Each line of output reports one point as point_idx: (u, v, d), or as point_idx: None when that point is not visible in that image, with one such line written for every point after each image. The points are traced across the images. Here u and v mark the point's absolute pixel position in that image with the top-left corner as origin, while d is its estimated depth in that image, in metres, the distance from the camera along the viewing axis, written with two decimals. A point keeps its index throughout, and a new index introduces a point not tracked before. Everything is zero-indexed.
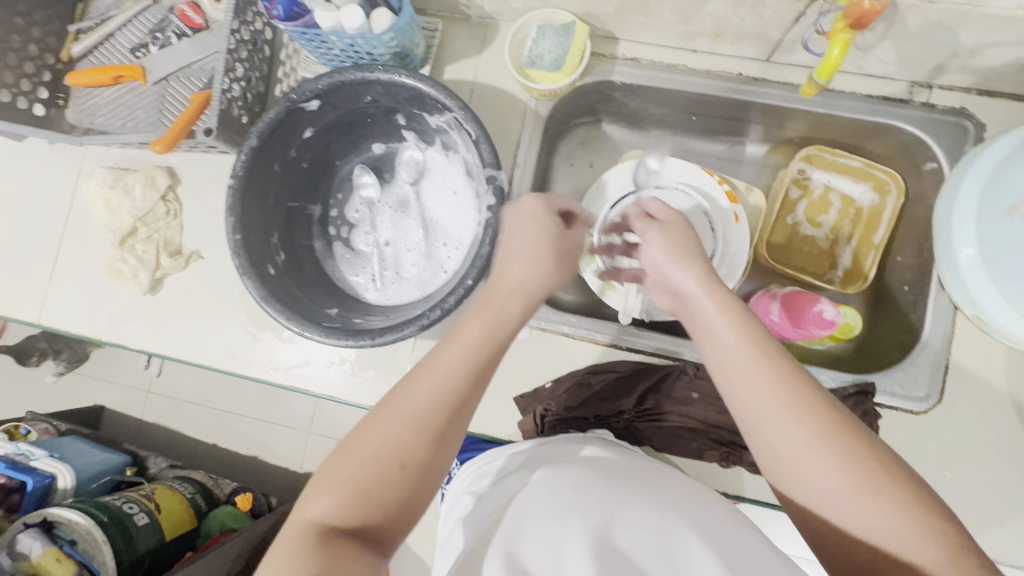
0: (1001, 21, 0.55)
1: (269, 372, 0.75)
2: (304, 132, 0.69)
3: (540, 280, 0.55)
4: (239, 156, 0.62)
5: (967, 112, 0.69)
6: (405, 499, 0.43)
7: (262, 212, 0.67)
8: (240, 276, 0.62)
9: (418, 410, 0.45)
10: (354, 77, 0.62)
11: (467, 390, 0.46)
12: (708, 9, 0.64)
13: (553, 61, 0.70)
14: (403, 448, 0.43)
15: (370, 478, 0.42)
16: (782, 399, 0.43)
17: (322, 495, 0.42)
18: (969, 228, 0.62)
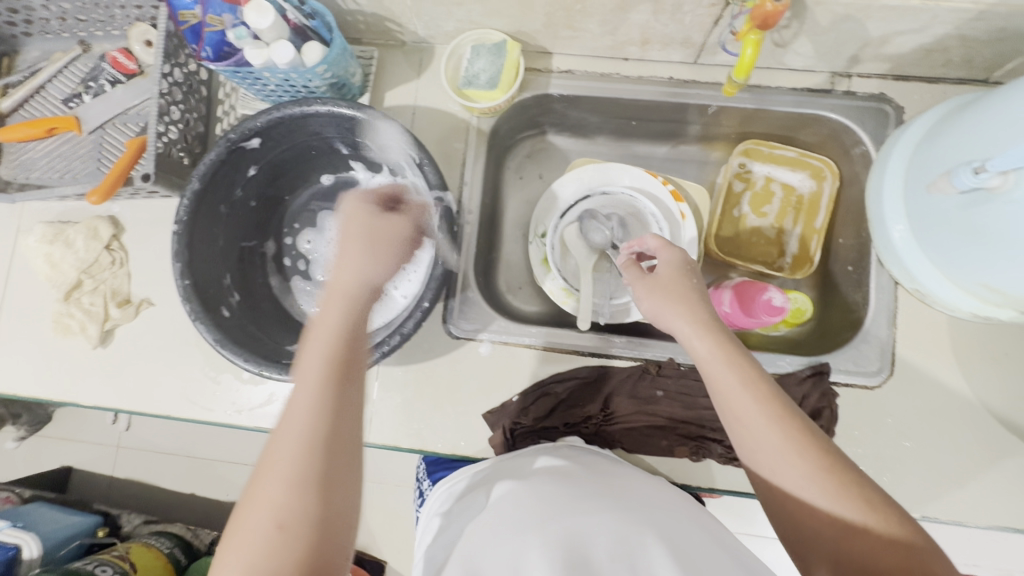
0: (900, 10, 0.59)
1: (232, 415, 0.73)
2: (248, 170, 0.68)
3: (359, 271, 0.52)
4: (182, 202, 0.62)
5: (886, 97, 0.72)
6: (346, 436, 0.45)
7: (211, 255, 0.66)
8: (192, 321, 0.61)
9: (306, 367, 0.47)
10: (293, 112, 0.63)
11: (331, 347, 0.48)
12: (632, 18, 0.66)
13: (490, 79, 0.71)
14: (290, 488, 0.43)
15: (307, 440, 0.44)
16: (776, 437, 0.47)
17: (232, 559, 0.41)
18: (898, 207, 0.66)
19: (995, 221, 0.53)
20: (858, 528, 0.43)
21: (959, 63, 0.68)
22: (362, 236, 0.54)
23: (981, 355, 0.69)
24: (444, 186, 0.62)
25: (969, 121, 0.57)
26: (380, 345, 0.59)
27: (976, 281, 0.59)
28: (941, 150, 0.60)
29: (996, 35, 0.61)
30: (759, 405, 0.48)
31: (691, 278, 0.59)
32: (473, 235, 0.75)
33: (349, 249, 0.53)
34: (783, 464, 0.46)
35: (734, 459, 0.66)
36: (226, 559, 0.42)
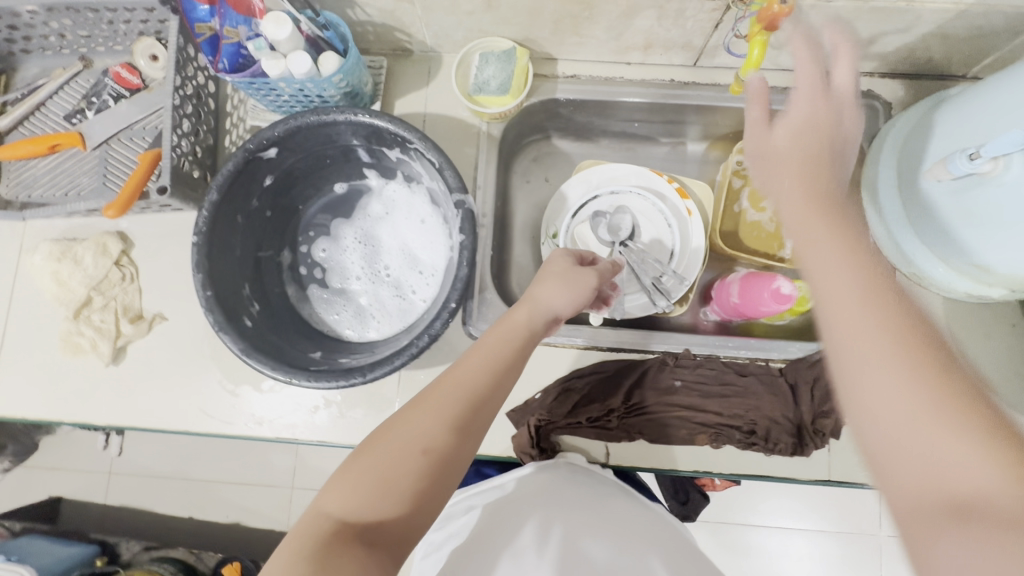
0: (888, 12, 0.63)
1: (252, 426, 0.72)
2: (264, 180, 0.68)
3: (557, 301, 0.57)
4: (200, 213, 0.62)
5: (874, 94, 0.76)
6: (429, 503, 0.45)
7: (229, 265, 0.66)
8: (216, 332, 0.61)
9: (429, 411, 0.48)
10: (310, 121, 0.63)
11: (480, 398, 0.50)
12: (636, 24, 0.69)
13: (501, 85, 0.73)
14: (346, 462, 0.46)
15: (378, 491, 0.44)
16: (859, 306, 0.37)
17: (336, 486, 0.45)
18: (892, 195, 0.69)
19: (987, 203, 0.57)
20: (919, 389, 0.32)
21: (941, 60, 0.72)
22: (562, 279, 0.58)
23: (976, 334, 0.72)
24: (465, 189, 0.63)
25: (956, 112, 0.61)
26: (409, 347, 0.60)
27: (970, 261, 0.64)
28: (931, 140, 0.64)
29: (975, 32, 0.66)
30: (825, 219, 0.42)
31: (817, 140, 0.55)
32: (488, 238, 0.76)
33: (549, 291, 0.57)
34: (866, 315, 0.36)
35: (753, 443, 0.68)
36: (332, 484, 0.46)
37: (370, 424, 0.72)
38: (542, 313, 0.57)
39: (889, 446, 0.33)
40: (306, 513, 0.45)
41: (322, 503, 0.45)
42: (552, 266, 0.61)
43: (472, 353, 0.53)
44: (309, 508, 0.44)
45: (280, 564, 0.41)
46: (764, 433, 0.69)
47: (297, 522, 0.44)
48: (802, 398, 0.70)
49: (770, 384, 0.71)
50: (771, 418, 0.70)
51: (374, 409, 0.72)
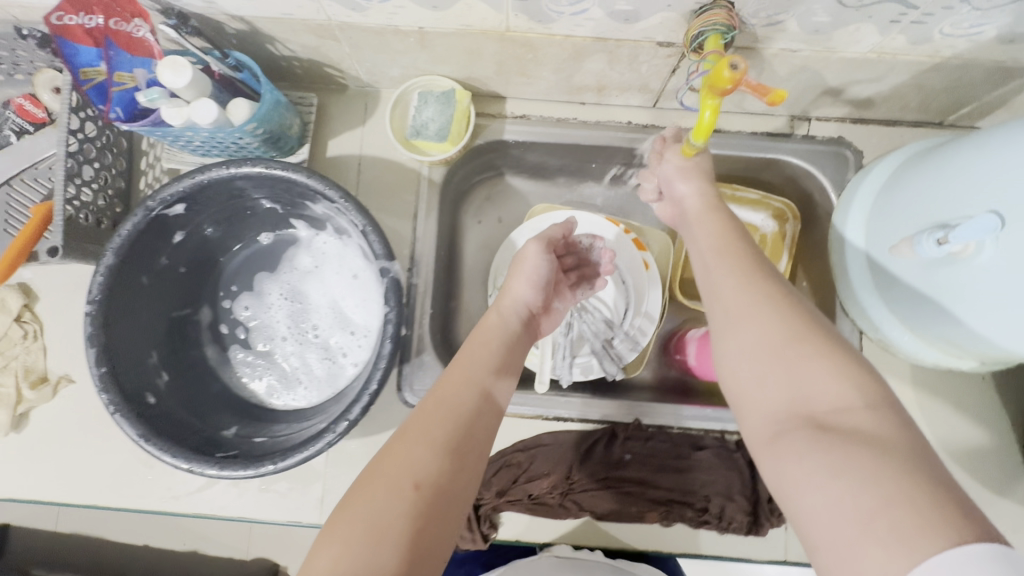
0: (859, 62, 0.57)
1: (168, 501, 0.67)
2: (174, 236, 0.62)
3: (516, 294, 0.59)
4: (95, 279, 0.56)
5: (845, 141, 0.71)
6: (434, 552, 0.38)
7: (134, 333, 0.60)
8: (110, 414, 0.55)
9: (415, 439, 0.43)
10: (219, 175, 0.57)
11: (468, 413, 0.46)
12: (586, 67, 0.62)
13: (439, 130, 0.66)
14: (349, 498, 0.40)
15: (369, 544, 0.36)
16: (767, 339, 0.43)
17: (325, 549, 0.36)
18: (860, 258, 0.65)
19: (952, 283, 0.52)
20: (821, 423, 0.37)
21: (916, 108, 0.67)
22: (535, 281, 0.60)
23: (945, 403, 0.68)
24: (391, 256, 0.57)
25: (924, 177, 0.57)
26: (327, 432, 0.55)
27: (937, 336, 0.59)
28: (900, 206, 0.59)
29: (952, 84, 0.60)
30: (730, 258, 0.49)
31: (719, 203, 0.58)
32: (427, 293, 0.70)
33: (519, 291, 0.60)
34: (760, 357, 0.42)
35: (706, 521, 0.64)
36: (319, 545, 0.37)
37: (296, 498, 0.66)
38: (513, 310, 0.58)
39: (778, 412, 0.40)
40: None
41: (308, 574, 0.36)
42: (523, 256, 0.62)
43: (448, 375, 0.49)
44: None
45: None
46: (718, 511, 0.64)
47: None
48: (759, 474, 0.65)
49: (725, 458, 0.66)
50: (726, 495, 0.65)
51: (301, 483, 0.67)
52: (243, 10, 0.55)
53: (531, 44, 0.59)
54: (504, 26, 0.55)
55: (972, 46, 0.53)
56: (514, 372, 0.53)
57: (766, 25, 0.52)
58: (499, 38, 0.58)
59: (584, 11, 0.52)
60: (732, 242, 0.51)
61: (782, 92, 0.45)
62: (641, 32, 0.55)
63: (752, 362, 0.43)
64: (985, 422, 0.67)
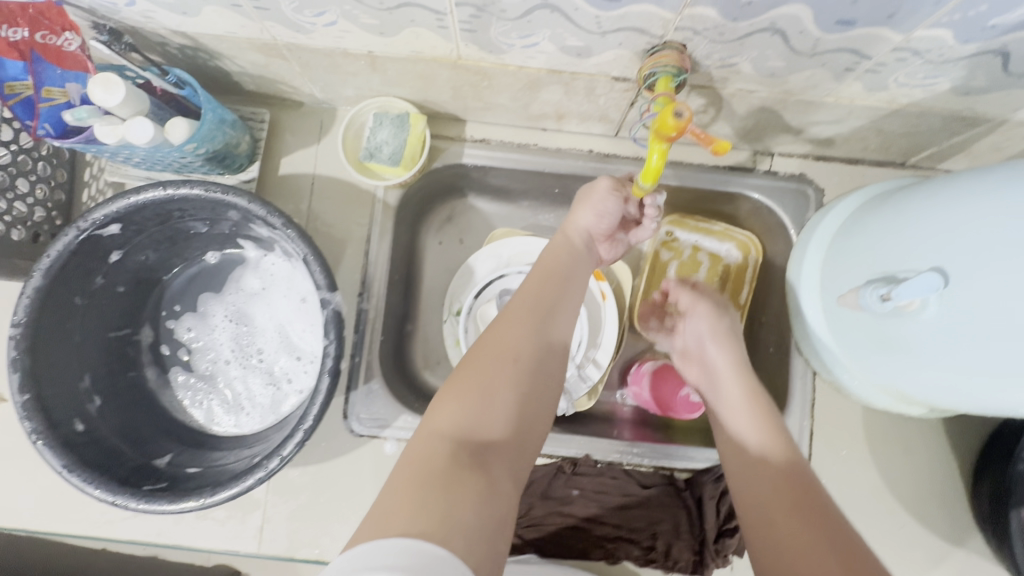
0: (817, 105, 0.57)
1: (99, 527, 0.64)
2: (109, 256, 0.59)
3: (580, 224, 0.62)
4: (21, 301, 0.53)
5: (807, 178, 0.70)
6: (527, 417, 0.46)
7: (64, 357, 0.57)
8: (33, 442, 0.52)
9: (513, 326, 0.50)
10: (156, 196, 0.55)
11: (545, 310, 0.53)
12: (543, 96, 0.61)
13: (392, 154, 0.64)
14: (452, 378, 0.47)
15: (475, 403, 0.44)
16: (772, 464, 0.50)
17: (443, 410, 0.43)
18: (814, 299, 0.64)
19: (896, 335, 0.52)
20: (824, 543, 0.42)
21: (877, 149, 0.66)
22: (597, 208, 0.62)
23: (895, 446, 0.68)
24: (333, 287, 0.55)
25: (875, 224, 0.56)
26: (258, 468, 0.53)
27: (886, 384, 0.58)
28: (853, 251, 0.58)
29: (910, 129, 0.60)
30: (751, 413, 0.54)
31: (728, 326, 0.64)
32: (378, 319, 0.68)
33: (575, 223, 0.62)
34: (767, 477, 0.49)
35: (651, 560, 0.64)
36: (431, 410, 0.44)
37: (235, 527, 0.65)
38: (576, 237, 0.62)
39: (769, 540, 0.44)
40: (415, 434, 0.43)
41: (428, 428, 0.43)
42: (588, 197, 0.62)
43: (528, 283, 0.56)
44: (421, 431, 0.42)
45: (396, 484, 0.38)
46: (664, 549, 0.64)
47: (406, 448, 0.42)
48: (707, 515, 0.64)
49: (673, 496, 0.65)
50: (673, 534, 0.64)
51: (239, 511, 0.65)
52: (184, 27, 0.53)
53: (485, 73, 0.57)
54: (455, 54, 0.54)
55: (927, 95, 0.53)
56: (580, 285, 0.59)
57: (720, 67, 0.51)
58: (451, 66, 0.56)
59: (535, 44, 0.50)
60: (747, 381, 0.58)
61: (722, 142, 0.50)
62: (595, 67, 0.53)
63: (741, 478, 0.51)
64: (934, 464, 0.67)
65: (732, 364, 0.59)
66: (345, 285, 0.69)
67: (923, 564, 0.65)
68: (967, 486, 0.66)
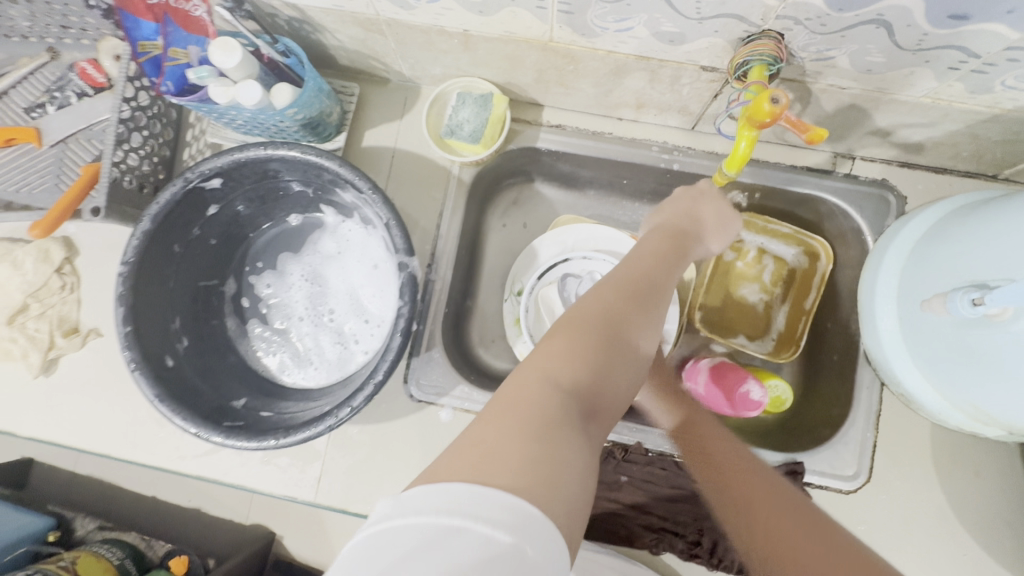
0: (910, 106, 0.55)
1: (173, 461, 0.69)
2: (208, 209, 0.64)
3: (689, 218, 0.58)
4: (132, 240, 0.58)
5: (889, 184, 0.68)
6: (624, 389, 0.41)
7: (157, 297, 0.61)
8: (130, 369, 0.57)
9: (621, 300, 0.45)
10: (255, 155, 0.58)
11: (656, 291, 0.48)
12: (626, 83, 0.62)
13: (473, 132, 0.67)
14: (551, 334, 0.42)
15: (584, 365, 0.39)
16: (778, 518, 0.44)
17: (550, 359, 0.39)
18: (890, 305, 0.62)
19: (992, 347, 0.49)
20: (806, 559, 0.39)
21: (969, 158, 0.64)
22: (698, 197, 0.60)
23: (965, 468, 0.65)
24: (410, 252, 0.57)
25: (972, 230, 0.53)
26: (328, 416, 0.55)
27: (965, 401, 0.56)
28: (941, 257, 0.56)
29: (1011, 137, 0.57)
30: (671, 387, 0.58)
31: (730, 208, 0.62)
32: (444, 290, 0.70)
33: (681, 211, 0.59)
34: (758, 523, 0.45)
35: (695, 556, 0.63)
36: (532, 359, 0.39)
37: (294, 474, 0.68)
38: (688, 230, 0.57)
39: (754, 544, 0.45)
40: (513, 377, 0.37)
41: (530, 373, 0.38)
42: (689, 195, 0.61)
43: (642, 256, 0.51)
44: (525, 373, 0.37)
45: (494, 428, 0.32)
46: (710, 546, 0.63)
47: (505, 388, 0.36)
48: None
49: None
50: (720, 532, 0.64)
51: (298, 459, 0.68)
52: None
53: (573, 56, 0.58)
54: (548, 36, 0.56)
55: None
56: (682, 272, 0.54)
57: (815, 59, 0.51)
58: (541, 47, 0.58)
59: (629, 28, 0.52)
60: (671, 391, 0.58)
61: (817, 132, 0.47)
62: (686, 54, 0.54)
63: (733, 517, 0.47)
64: (1008, 492, 0.64)
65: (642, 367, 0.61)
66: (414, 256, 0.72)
67: None
68: None
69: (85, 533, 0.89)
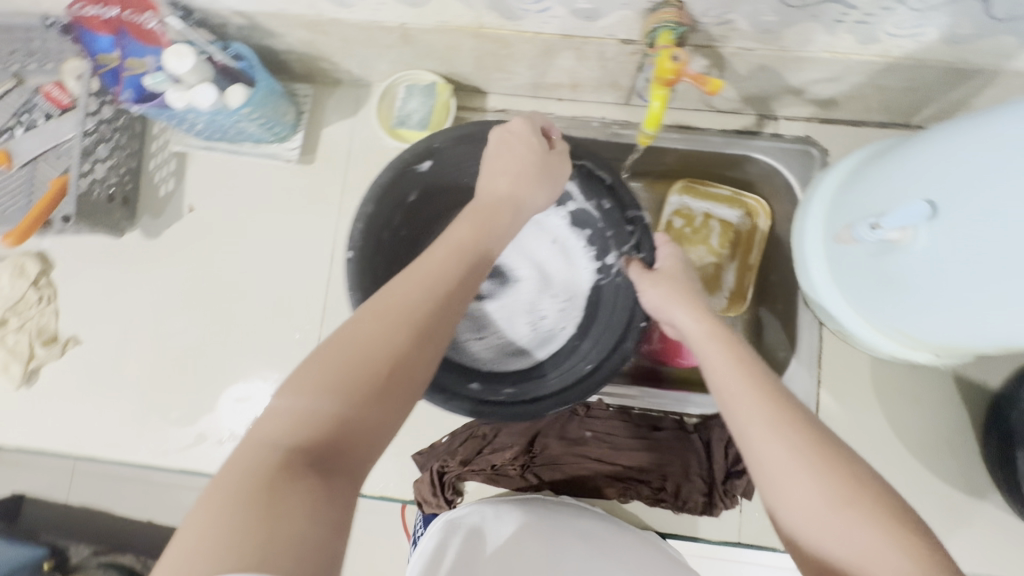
0: (813, 62, 0.60)
1: (158, 457, 0.72)
2: (409, 196, 0.63)
3: (505, 188, 0.53)
4: (354, 225, 0.57)
5: (812, 140, 0.74)
6: (385, 414, 0.39)
7: (383, 290, 0.60)
8: None
9: (372, 315, 0.41)
10: (473, 129, 0.59)
11: (444, 286, 0.44)
12: (557, 63, 0.67)
13: (421, 120, 0.72)
14: (296, 369, 0.39)
15: (318, 413, 0.36)
16: (776, 448, 0.42)
17: (272, 413, 0.37)
18: (818, 248, 0.66)
19: (897, 272, 0.53)
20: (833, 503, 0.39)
21: (878, 109, 0.69)
22: (512, 171, 0.54)
23: (903, 395, 0.69)
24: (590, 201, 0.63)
25: (881, 168, 0.57)
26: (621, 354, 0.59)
27: (889, 327, 0.60)
28: (853, 197, 0.61)
29: (908, 85, 0.63)
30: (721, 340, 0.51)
31: (556, 162, 0.56)
32: None
33: (499, 180, 0.53)
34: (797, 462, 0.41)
35: (661, 500, 0.68)
36: (269, 403, 0.38)
37: None
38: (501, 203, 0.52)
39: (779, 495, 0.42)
40: (240, 446, 0.36)
41: (258, 427, 0.36)
42: (501, 145, 0.55)
43: (436, 244, 0.47)
44: (252, 434, 0.36)
45: (214, 500, 0.32)
46: (674, 490, 0.67)
47: (228, 459, 0.35)
48: (716, 456, 0.67)
49: (683, 439, 0.68)
50: (683, 475, 0.67)
51: None
52: (244, 5, 0.61)
53: (504, 40, 0.63)
54: (478, 23, 0.60)
55: (919, 46, 0.56)
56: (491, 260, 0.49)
57: (718, 24, 0.56)
58: (474, 35, 0.62)
59: (547, 8, 0.56)
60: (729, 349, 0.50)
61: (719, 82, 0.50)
62: (604, 29, 0.59)
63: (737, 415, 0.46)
64: (944, 415, 0.69)
65: (702, 326, 0.53)
66: None
67: (932, 511, 0.67)
68: (977, 434, 0.68)
69: (81, 560, 0.81)
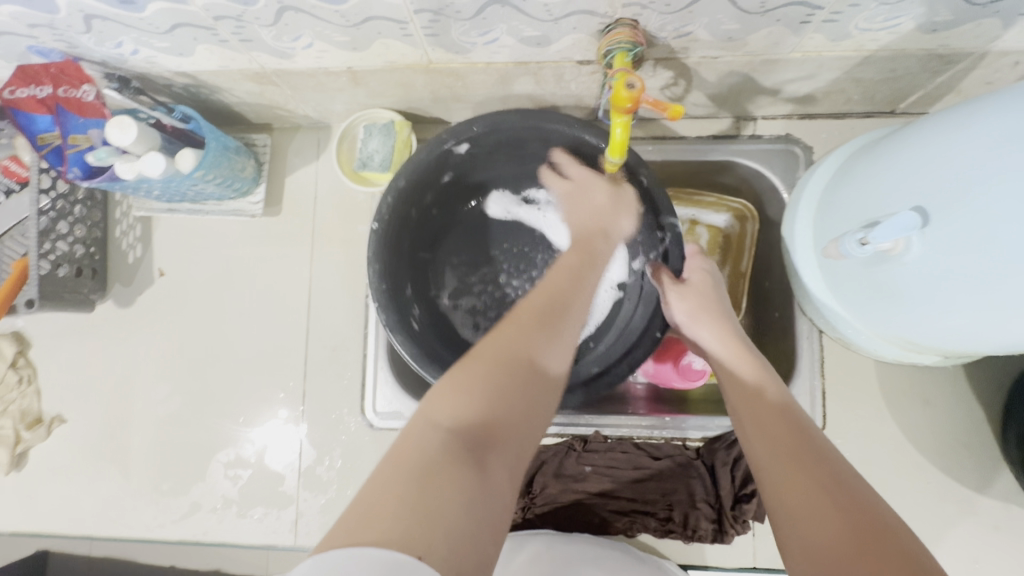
0: (784, 63, 0.57)
1: (155, 529, 0.71)
2: (444, 175, 0.61)
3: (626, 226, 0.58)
4: (384, 198, 0.56)
5: (793, 137, 0.70)
6: (535, 415, 0.41)
7: (398, 265, 0.59)
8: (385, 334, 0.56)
9: (520, 322, 0.46)
10: (516, 121, 0.56)
11: (562, 302, 0.49)
12: (516, 89, 0.64)
13: (383, 161, 0.68)
14: (461, 366, 0.42)
15: (472, 401, 0.39)
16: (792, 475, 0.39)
17: (441, 399, 0.39)
18: (808, 255, 0.62)
19: (892, 281, 0.49)
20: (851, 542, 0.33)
21: (861, 100, 0.65)
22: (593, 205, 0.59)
23: (913, 398, 0.66)
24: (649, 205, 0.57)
25: (866, 168, 0.53)
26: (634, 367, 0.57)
27: (891, 335, 0.56)
28: (840, 200, 0.57)
29: (888, 75, 0.59)
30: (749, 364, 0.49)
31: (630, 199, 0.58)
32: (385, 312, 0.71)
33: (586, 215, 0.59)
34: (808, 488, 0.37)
35: (669, 531, 0.65)
36: (438, 394, 0.40)
37: (272, 522, 0.69)
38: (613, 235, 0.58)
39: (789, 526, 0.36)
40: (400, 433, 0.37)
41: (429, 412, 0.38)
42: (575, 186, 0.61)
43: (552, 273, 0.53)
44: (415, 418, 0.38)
45: (389, 476, 0.33)
46: (681, 519, 0.65)
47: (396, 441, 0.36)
48: (722, 482, 0.64)
49: (686, 465, 0.66)
50: (689, 503, 0.65)
51: (274, 507, 0.70)
52: (183, 66, 0.59)
53: (457, 73, 0.60)
54: (426, 59, 0.57)
55: (895, 37, 0.52)
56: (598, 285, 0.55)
57: (677, 37, 0.52)
58: (425, 71, 0.60)
59: (495, 39, 0.53)
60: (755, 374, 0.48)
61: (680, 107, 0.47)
62: (558, 53, 0.56)
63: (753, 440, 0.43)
64: (958, 414, 0.65)
65: (725, 344, 0.52)
66: (353, 288, 0.73)
67: (954, 516, 0.64)
68: (994, 431, 0.64)
69: None
